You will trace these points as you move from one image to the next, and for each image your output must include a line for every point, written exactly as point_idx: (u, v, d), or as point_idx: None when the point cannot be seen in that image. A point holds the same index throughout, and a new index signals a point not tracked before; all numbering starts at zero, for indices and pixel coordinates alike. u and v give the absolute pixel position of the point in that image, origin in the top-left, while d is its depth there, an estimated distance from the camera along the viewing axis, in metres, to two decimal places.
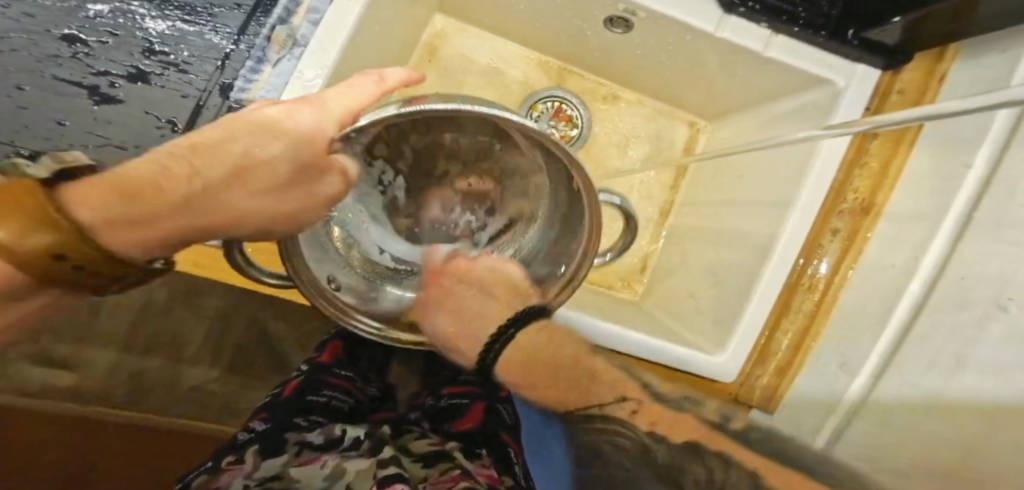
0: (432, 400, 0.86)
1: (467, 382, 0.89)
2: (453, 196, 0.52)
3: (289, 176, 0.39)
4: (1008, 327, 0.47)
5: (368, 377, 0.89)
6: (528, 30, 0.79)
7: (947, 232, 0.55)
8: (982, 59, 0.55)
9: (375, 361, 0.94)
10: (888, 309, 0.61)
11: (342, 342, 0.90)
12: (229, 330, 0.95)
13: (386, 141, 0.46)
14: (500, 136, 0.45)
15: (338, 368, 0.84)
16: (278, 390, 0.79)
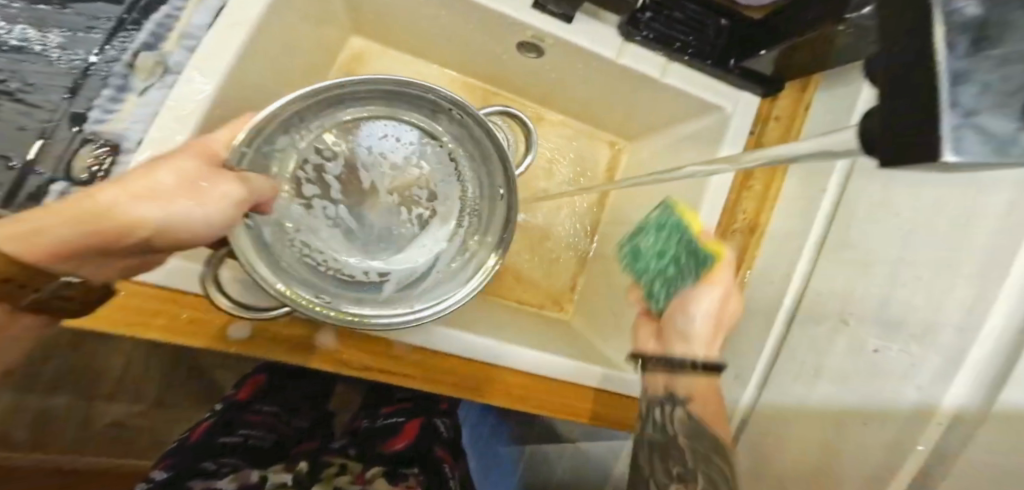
0: (365, 422, 0.87)
1: (404, 399, 0.90)
2: (399, 197, 0.56)
3: (177, 183, 0.38)
4: (851, 339, 0.51)
5: (295, 410, 0.89)
6: (445, 50, 0.75)
7: (810, 250, 0.60)
8: (834, 91, 0.63)
9: (309, 392, 0.94)
10: (764, 323, 0.64)
11: (264, 377, 0.90)
12: (148, 361, 0.92)
13: (312, 165, 0.53)
14: (422, 115, 0.53)
15: (259, 404, 0.84)
16: (187, 433, 0.78)
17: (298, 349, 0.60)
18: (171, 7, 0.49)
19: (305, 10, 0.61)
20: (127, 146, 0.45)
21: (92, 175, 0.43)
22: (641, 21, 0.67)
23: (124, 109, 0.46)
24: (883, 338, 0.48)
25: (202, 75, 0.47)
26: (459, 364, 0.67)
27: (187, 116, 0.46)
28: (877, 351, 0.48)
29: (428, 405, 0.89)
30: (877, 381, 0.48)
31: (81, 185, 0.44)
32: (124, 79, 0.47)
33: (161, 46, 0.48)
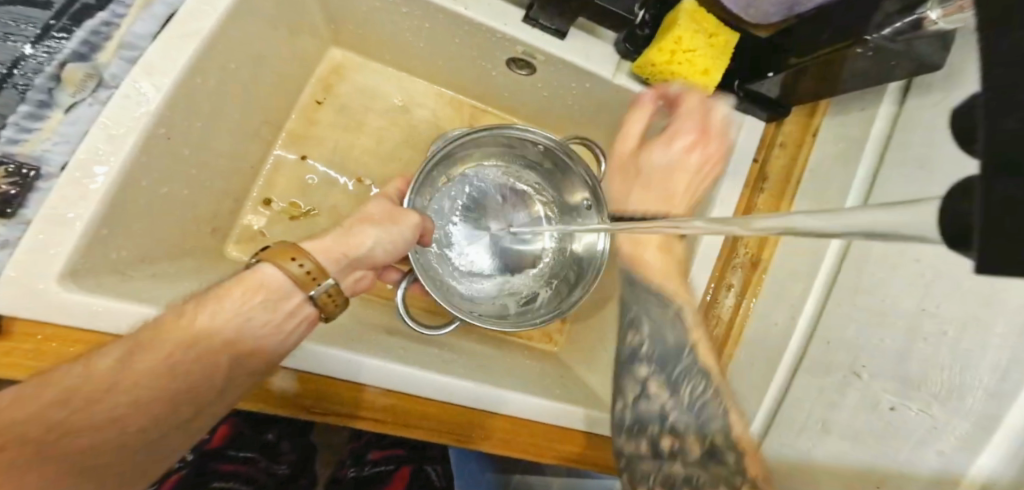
0: (354, 469, 0.88)
1: (394, 443, 0.90)
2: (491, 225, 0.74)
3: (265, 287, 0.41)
4: (861, 394, 0.47)
5: (278, 451, 0.87)
6: (429, 66, 0.71)
7: (818, 288, 0.57)
8: (847, 118, 0.59)
9: (290, 428, 0.89)
10: (769, 368, 0.59)
11: (237, 419, 0.86)
12: None
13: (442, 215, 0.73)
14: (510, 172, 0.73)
15: (234, 450, 0.83)
16: (160, 486, 0.78)
17: (263, 398, 0.56)
18: (111, 14, 0.46)
19: (273, 18, 0.56)
20: (48, 171, 0.43)
21: (3, 205, 0.41)
22: (639, 38, 0.61)
23: (47, 126, 0.43)
24: (899, 395, 0.43)
25: (144, 90, 0.45)
26: (435, 406, 0.63)
27: (122, 137, 0.44)
28: (893, 410, 0.44)
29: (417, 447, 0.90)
30: (884, 441, 0.44)
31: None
32: (48, 94, 0.44)
33: (95, 57, 0.45)
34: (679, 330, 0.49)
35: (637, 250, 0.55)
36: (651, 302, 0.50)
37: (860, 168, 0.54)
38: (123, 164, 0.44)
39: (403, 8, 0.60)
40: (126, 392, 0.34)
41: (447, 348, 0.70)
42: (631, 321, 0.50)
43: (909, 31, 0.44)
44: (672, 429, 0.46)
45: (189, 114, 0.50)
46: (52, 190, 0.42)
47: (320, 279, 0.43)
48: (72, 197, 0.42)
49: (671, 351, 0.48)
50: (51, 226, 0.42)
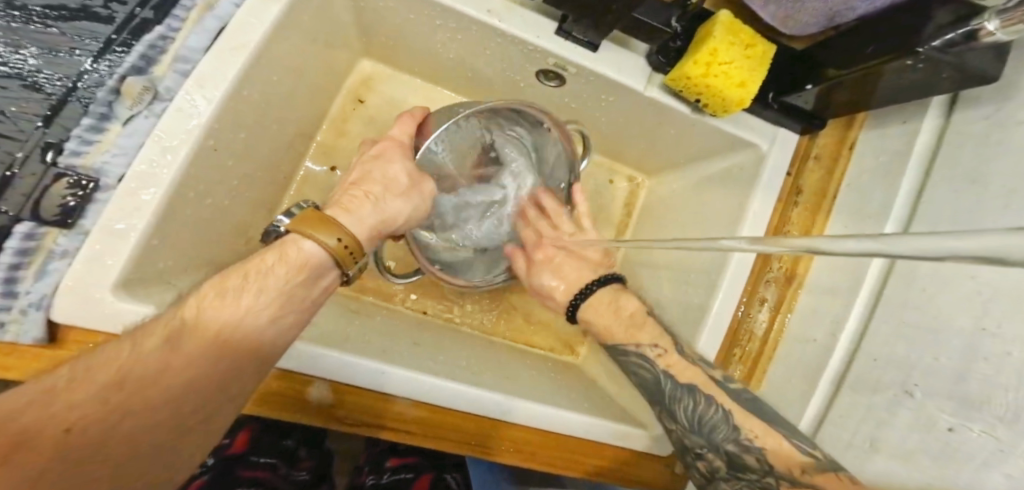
0: (370, 479, 0.85)
1: (410, 451, 0.88)
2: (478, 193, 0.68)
3: (290, 267, 0.41)
4: (915, 413, 0.46)
5: (295, 458, 0.85)
6: (460, 78, 0.71)
7: (862, 304, 0.56)
8: (886, 132, 0.58)
9: (307, 435, 0.88)
10: (808, 385, 0.58)
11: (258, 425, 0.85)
12: None
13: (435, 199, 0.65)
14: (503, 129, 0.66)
15: (255, 456, 0.81)
16: None
17: (297, 408, 0.56)
18: (167, 27, 0.46)
19: (311, 31, 0.56)
20: (106, 183, 0.43)
21: (64, 217, 0.41)
22: (671, 49, 0.60)
23: (105, 138, 0.43)
24: (959, 415, 0.43)
25: (197, 103, 0.45)
26: (465, 420, 0.62)
27: (176, 149, 0.45)
28: (952, 430, 0.43)
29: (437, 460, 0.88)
30: (942, 464, 0.43)
31: (54, 225, 0.41)
32: (107, 107, 0.43)
33: (151, 70, 0.45)
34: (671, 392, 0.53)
35: (605, 302, 0.62)
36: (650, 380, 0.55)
37: (905, 184, 0.53)
38: (176, 176, 0.45)
39: (438, 21, 0.59)
40: (185, 365, 0.35)
41: (474, 360, 0.69)
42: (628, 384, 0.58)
43: (961, 43, 0.44)
44: (700, 455, 0.50)
45: (233, 127, 0.50)
46: (110, 202, 0.42)
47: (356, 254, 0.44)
48: (129, 209, 0.43)
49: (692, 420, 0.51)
50: (108, 239, 0.42)
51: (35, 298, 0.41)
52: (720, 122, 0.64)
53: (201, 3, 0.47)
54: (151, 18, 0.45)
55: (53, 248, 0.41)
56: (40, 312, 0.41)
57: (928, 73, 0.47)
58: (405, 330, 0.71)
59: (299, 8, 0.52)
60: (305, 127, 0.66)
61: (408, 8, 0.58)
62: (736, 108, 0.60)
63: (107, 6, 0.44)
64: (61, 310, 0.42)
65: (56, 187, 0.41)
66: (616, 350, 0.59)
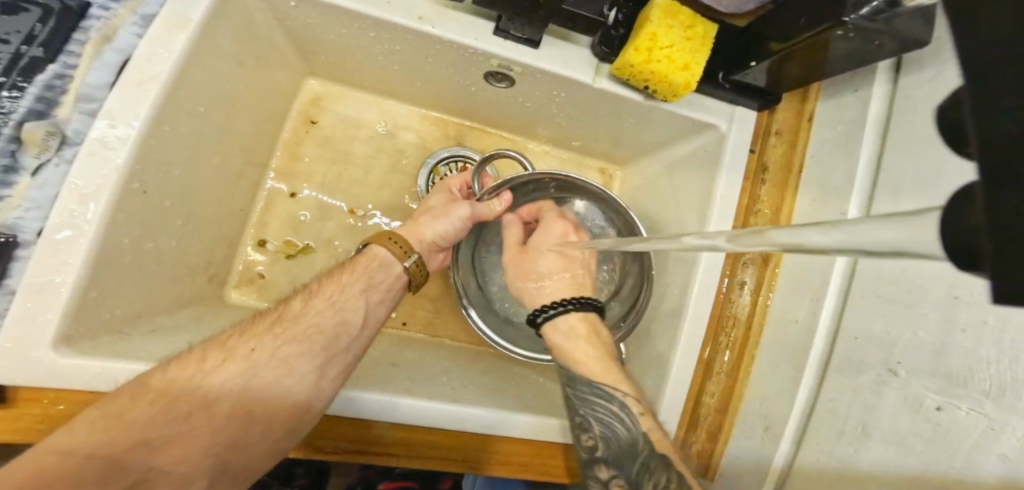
0: None
1: (403, 474, 0.86)
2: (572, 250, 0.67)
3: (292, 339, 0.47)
4: (901, 392, 0.44)
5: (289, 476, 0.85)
6: (411, 89, 0.69)
7: (839, 280, 0.53)
8: (843, 100, 0.56)
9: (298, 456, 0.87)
10: (793, 371, 0.55)
11: None
12: None
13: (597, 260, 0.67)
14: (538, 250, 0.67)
15: None
16: None
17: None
18: (62, 65, 0.45)
19: (237, 54, 0.54)
20: (25, 239, 0.41)
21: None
22: (614, 38, 0.58)
23: (16, 192, 0.42)
24: (944, 393, 0.40)
25: (109, 142, 0.43)
26: (445, 437, 0.57)
27: (95, 195, 0.42)
28: (940, 410, 0.40)
29: (428, 482, 0.86)
30: (934, 447, 0.40)
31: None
32: (12, 157, 0.42)
33: (54, 112, 0.44)
34: (630, 425, 0.48)
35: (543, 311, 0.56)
36: (599, 402, 0.49)
37: (863, 152, 0.51)
38: (101, 222, 0.43)
39: (370, 33, 0.57)
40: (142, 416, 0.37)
41: (457, 371, 0.64)
42: (580, 422, 0.50)
43: (886, 9, 0.44)
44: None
45: (161, 164, 0.49)
46: (31, 258, 0.41)
47: (409, 251, 0.57)
48: (55, 262, 0.41)
49: (626, 446, 0.47)
50: (38, 296, 0.41)
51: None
52: (674, 105, 0.62)
53: (96, 35, 0.46)
54: (41, 56, 0.44)
55: None
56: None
57: (861, 40, 0.47)
58: (384, 347, 0.66)
59: (214, 32, 0.50)
60: (254, 155, 0.64)
61: (337, 23, 0.56)
62: (685, 93, 0.58)
63: None
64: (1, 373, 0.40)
65: None
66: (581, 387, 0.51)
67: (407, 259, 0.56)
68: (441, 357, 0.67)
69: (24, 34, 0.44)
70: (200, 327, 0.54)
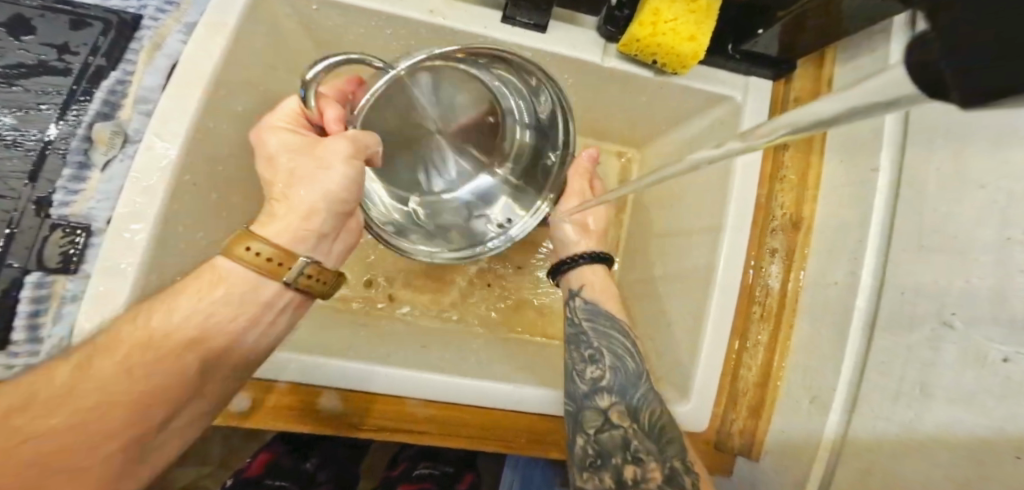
0: None
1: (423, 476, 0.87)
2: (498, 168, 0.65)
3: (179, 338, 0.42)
4: (961, 346, 0.41)
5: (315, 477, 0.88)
6: None
7: (877, 237, 0.51)
8: (860, 61, 0.54)
9: (327, 456, 0.91)
10: (837, 335, 0.53)
11: (275, 448, 0.89)
12: None
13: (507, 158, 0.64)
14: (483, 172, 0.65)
15: (271, 478, 0.84)
16: None
17: (303, 416, 0.54)
18: (122, 72, 0.49)
19: (266, 57, 0.59)
20: (97, 227, 0.45)
21: (66, 263, 0.44)
22: (619, 19, 0.57)
23: (89, 186, 0.46)
24: (1010, 343, 0.38)
25: (163, 139, 0.47)
26: (477, 415, 0.58)
27: (154, 188, 0.46)
28: (1007, 361, 0.38)
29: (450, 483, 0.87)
30: (1011, 402, 0.37)
31: (58, 272, 0.44)
32: (84, 155, 0.46)
33: (117, 114, 0.48)
34: (638, 361, 0.56)
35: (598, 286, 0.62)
36: (616, 337, 0.57)
37: (891, 109, 0.50)
38: (161, 211, 0.47)
39: (387, 30, 0.60)
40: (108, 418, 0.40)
41: (485, 352, 0.66)
42: (588, 356, 0.56)
43: None
44: (634, 458, 0.49)
45: (209, 160, 0.53)
46: (104, 244, 0.45)
47: (287, 265, 0.45)
48: (124, 247, 0.45)
49: (631, 378, 0.54)
50: (111, 277, 0.44)
51: (58, 339, 0.43)
52: (686, 79, 0.61)
53: (148, 43, 0.50)
54: (105, 65, 0.48)
55: (65, 293, 0.44)
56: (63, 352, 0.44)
57: None
58: (412, 331, 0.67)
59: (246, 39, 0.54)
60: None
61: (356, 23, 0.60)
62: (694, 63, 0.57)
63: (61, 59, 0.47)
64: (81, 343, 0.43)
65: (53, 239, 0.44)
66: (602, 318, 0.59)
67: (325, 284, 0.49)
68: (470, 341, 0.68)
69: (90, 46, 0.48)
70: None
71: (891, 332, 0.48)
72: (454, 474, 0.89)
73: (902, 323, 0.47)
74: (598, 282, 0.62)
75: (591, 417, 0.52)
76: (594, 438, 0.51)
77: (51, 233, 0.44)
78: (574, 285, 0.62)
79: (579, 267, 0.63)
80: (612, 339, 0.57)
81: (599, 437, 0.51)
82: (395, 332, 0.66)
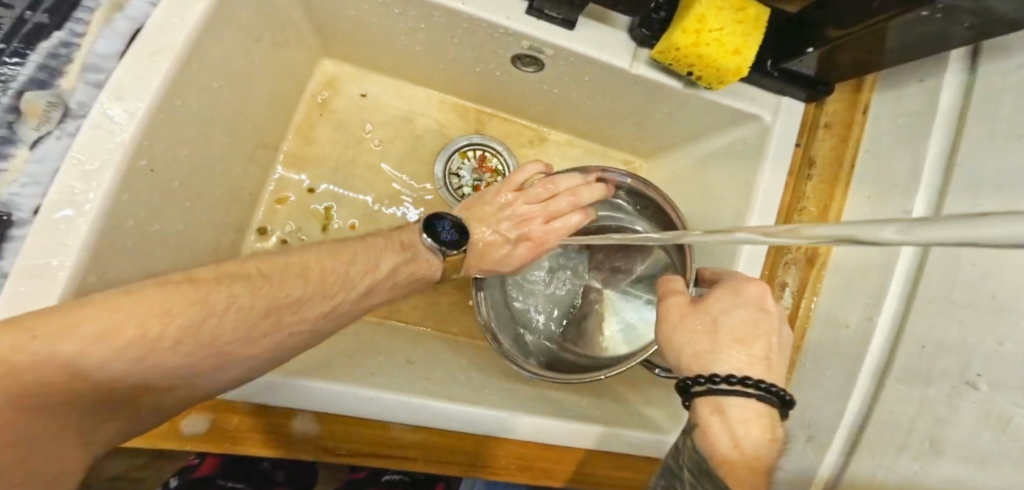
0: None
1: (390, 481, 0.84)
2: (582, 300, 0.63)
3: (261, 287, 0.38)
4: (980, 407, 0.40)
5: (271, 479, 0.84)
6: (433, 72, 0.64)
7: (899, 282, 0.50)
8: (904, 92, 0.52)
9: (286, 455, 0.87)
10: (845, 376, 0.52)
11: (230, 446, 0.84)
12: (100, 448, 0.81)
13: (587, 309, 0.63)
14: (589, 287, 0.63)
15: (224, 479, 0.81)
16: None
17: (273, 441, 0.49)
18: (69, 32, 0.40)
19: (254, 26, 0.51)
20: (21, 217, 0.36)
21: None
22: (655, 21, 0.54)
23: (12, 166, 0.37)
24: None
25: (116, 118, 0.39)
26: (467, 442, 0.54)
27: (99, 172, 0.38)
28: None
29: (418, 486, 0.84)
30: None
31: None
32: (8, 129, 0.37)
33: (57, 83, 0.39)
34: None
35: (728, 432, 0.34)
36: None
37: (931, 147, 0.48)
38: (105, 200, 0.39)
39: (395, 9, 0.53)
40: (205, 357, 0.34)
41: (475, 370, 0.61)
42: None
43: None
44: None
45: (173, 142, 0.45)
46: (28, 237, 0.36)
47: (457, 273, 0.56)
48: (52, 244, 0.36)
49: None
50: (33, 280, 0.35)
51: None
52: (717, 94, 0.58)
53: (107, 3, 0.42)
54: (47, 23, 0.39)
55: None
56: None
57: (940, 25, 0.42)
58: (397, 343, 0.62)
59: (232, 4, 0.46)
60: (262, 138, 0.60)
61: None
62: (733, 79, 0.53)
63: None
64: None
65: None
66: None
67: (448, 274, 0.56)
68: (455, 357, 0.63)
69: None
70: None
71: (904, 379, 0.47)
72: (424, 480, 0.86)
73: (919, 373, 0.46)
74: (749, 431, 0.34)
75: None
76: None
77: None
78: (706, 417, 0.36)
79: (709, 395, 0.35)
80: None
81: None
82: (377, 344, 0.61)
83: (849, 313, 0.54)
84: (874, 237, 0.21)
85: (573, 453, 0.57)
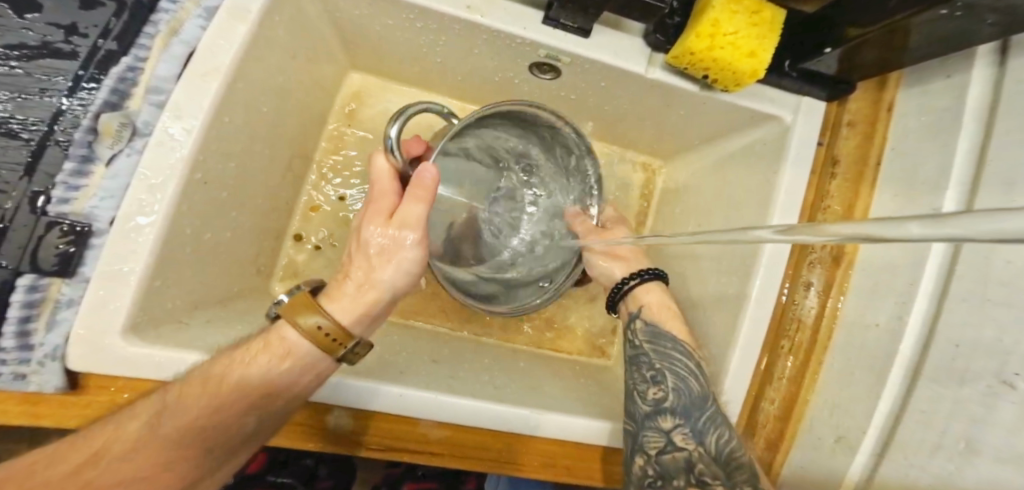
0: None
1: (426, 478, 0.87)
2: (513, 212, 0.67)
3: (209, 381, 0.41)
4: (1021, 406, 0.38)
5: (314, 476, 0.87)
6: (453, 83, 0.67)
7: (930, 278, 0.49)
8: (929, 88, 0.51)
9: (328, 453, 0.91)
10: (873, 376, 0.51)
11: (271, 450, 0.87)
12: None
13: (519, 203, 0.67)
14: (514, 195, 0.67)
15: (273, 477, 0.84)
16: None
17: (312, 435, 0.51)
18: (134, 57, 0.44)
19: (288, 45, 0.55)
20: (99, 227, 0.42)
21: (64, 265, 0.41)
22: (670, 27, 0.55)
23: (91, 182, 0.42)
24: None
25: (175, 135, 0.44)
26: (493, 438, 0.55)
27: (162, 185, 0.43)
28: None
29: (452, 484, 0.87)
30: None
31: (54, 275, 0.41)
32: (88, 148, 0.42)
33: (126, 105, 0.43)
34: (702, 382, 0.50)
35: (654, 309, 0.56)
36: (677, 355, 0.52)
37: (962, 142, 0.46)
38: (168, 210, 0.44)
39: (418, 23, 0.56)
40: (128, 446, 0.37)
41: (498, 370, 0.63)
42: (651, 376, 0.51)
43: None
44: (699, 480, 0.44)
45: (221, 155, 0.49)
46: (106, 245, 0.42)
47: (343, 341, 0.43)
48: (126, 251, 0.42)
49: (697, 401, 0.49)
50: (112, 282, 0.42)
51: (50, 349, 0.41)
52: (734, 96, 0.59)
53: (164, 28, 0.46)
54: (116, 49, 0.44)
55: (59, 299, 0.41)
56: (56, 362, 0.41)
57: (963, 23, 0.41)
58: (423, 343, 0.64)
59: (269, 26, 0.50)
60: (297, 149, 0.64)
61: (385, 14, 0.56)
62: (749, 81, 0.54)
63: (69, 41, 0.43)
64: (77, 360, 0.42)
65: (48, 237, 0.40)
66: (664, 343, 0.53)
67: (339, 352, 0.44)
68: (479, 356, 0.65)
69: (101, 28, 0.44)
70: (246, 318, 0.55)
71: (936, 379, 0.46)
72: (458, 478, 0.88)
73: (951, 372, 0.45)
74: (655, 303, 0.57)
75: (652, 440, 0.48)
76: (656, 460, 0.47)
77: (47, 233, 0.40)
78: (633, 307, 0.57)
79: (634, 288, 0.58)
80: (675, 361, 0.52)
81: (661, 459, 0.47)
82: (400, 345, 0.62)
83: (876, 312, 0.53)
84: (895, 233, 0.21)
85: (596, 451, 0.57)
